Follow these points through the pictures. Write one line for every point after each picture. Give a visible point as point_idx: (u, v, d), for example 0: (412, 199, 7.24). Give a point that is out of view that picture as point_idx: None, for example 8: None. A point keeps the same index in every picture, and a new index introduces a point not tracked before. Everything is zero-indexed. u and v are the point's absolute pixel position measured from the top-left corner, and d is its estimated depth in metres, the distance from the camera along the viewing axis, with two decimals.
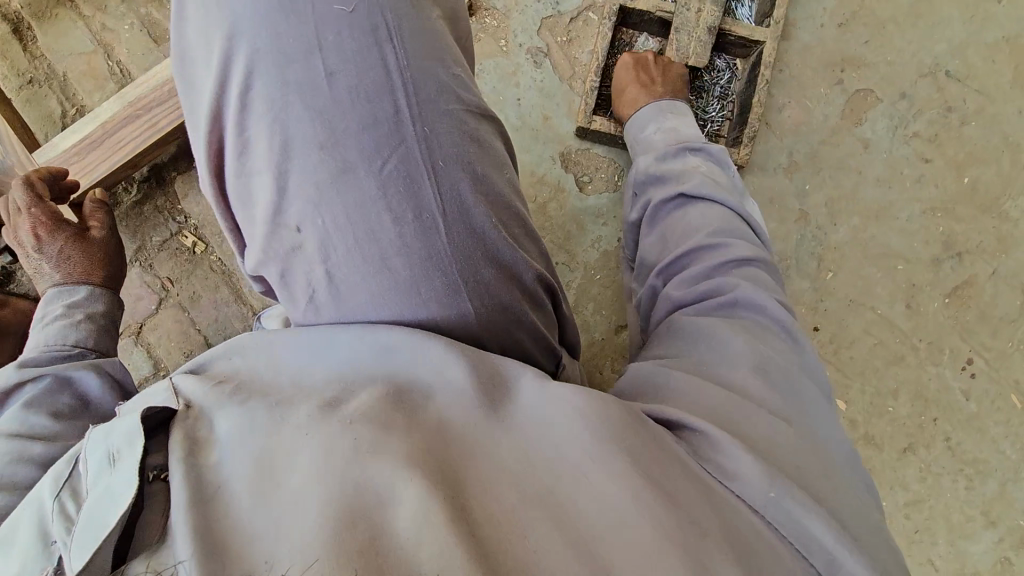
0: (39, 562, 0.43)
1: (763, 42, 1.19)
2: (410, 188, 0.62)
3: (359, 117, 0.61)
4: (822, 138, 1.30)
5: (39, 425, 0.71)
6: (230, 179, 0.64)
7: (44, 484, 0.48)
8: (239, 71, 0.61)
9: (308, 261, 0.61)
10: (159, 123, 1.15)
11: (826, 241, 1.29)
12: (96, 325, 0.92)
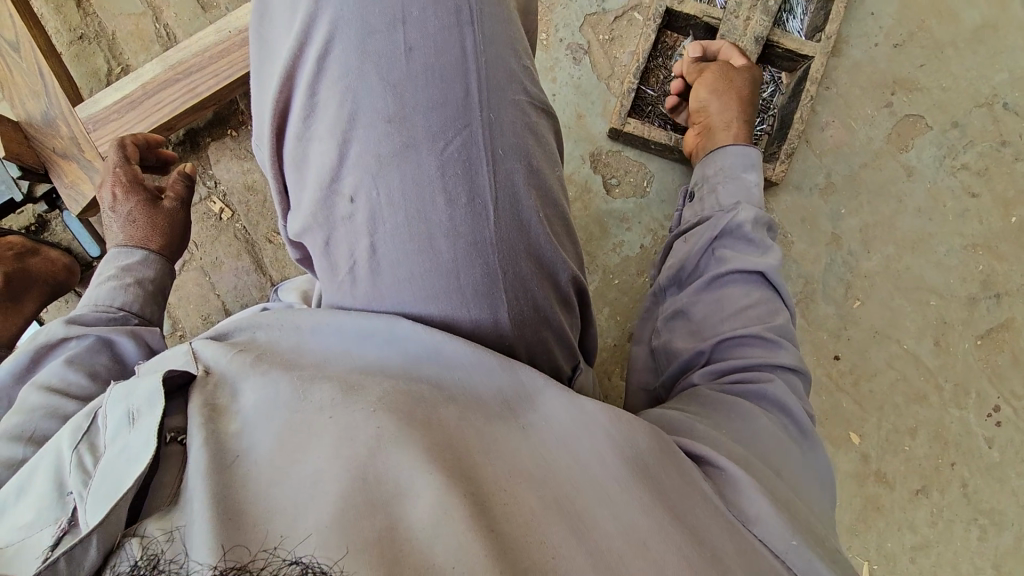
0: (54, 511, 0.43)
1: (812, 57, 1.15)
2: (468, 172, 0.60)
3: (431, 94, 0.59)
4: (864, 162, 1.25)
5: (75, 385, 0.74)
6: (287, 141, 0.63)
7: (62, 439, 0.49)
8: (321, 33, 0.59)
9: (354, 233, 0.59)
10: (198, 87, 1.17)
11: (857, 268, 1.25)
12: (145, 291, 0.92)
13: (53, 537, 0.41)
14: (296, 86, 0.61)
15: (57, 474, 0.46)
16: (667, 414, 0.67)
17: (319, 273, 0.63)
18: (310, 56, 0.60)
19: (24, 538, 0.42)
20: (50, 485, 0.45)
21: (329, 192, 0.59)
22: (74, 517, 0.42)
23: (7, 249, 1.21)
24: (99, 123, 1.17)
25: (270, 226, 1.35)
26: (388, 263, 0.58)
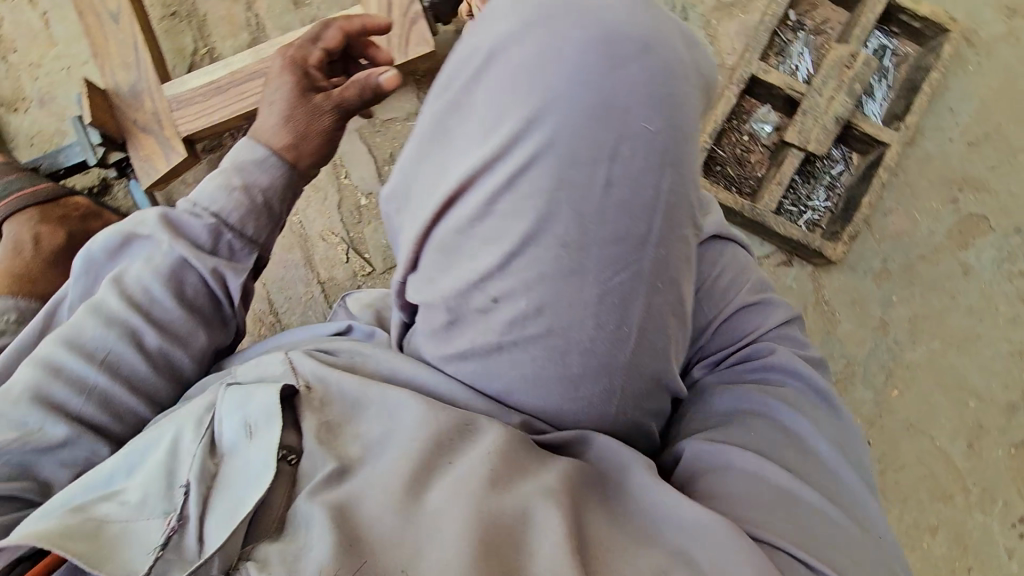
0: (167, 501, 0.58)
1: (888, 144, 1.16)
2: (626, 299, 0.50)
3: (623, 191, 0.47)
4: (922, 253, 1.25)
5: (160, 305, 0.76)
6: (423, 197, 0.54)
7: (182, 428, 0.64)
8: (508, 86, 0.46)
9: (486, 331, 0.54)
10: None
11: (901, 357, 1.24)
12: (247, 201, 0.79)
13: (162, 533, 0.55)
14: (457, 146, 0.50)
15: (172, 465, 0.61)
16: (699, 443, 0.63)
17: (433, 341, 0.61)
18: (486, 113, 0.48)
19: (140, 518, 0.57)
20: (167, 473, 0.60)
21: (467, 280, 0.52)
22: (179, 517, 0.56)
23: (72, 210, 1.23)
24: (183, 103, 1.20)
25: (325, 224, 1.37)
26: (513, 364, 0.55)
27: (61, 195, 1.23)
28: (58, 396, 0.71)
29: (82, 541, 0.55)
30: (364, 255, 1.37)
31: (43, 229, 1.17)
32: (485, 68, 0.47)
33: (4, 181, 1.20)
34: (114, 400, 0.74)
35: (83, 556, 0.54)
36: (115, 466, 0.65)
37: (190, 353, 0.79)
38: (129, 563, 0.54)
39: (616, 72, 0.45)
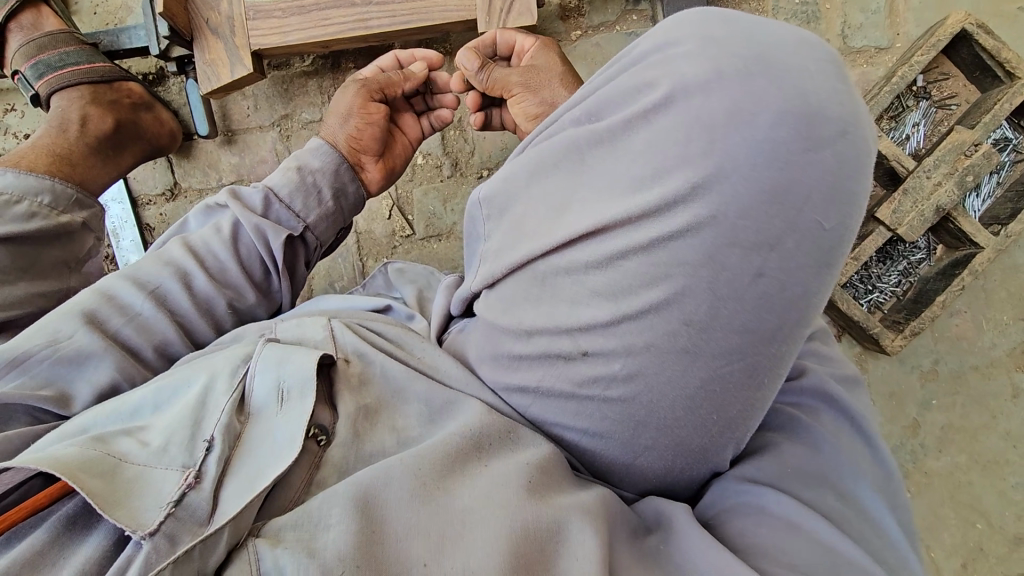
0: (183, 455, 0.58)
1: (982, 248, 1.08)
2: (729, 393, 0.45)
3: (775, 283, 0.39)
4: (975, 365, 1.20)
5: (211, 255, 0.83)
6: (534, 229, 0.48)
7: (215, 378, 0.66)
8: (675, 143, 0.39)
9: (559, 380, 0.51)
10: (368, 20, 1.09)
11: (921, 462, 1.21)
12: (304, 178, 0.89)
13: (177, 489, 0.54)
14: (592, 191, 0.44)
15: (200, 415, 0.62)
16: (737, 480, 0.59)
17: (498, 357, 0.59)
18: (638, 164, 0.41)
19: (158, 469, 0.57)
20: (193, 422, 0.61)
21: (559, 326, 0.47)
22: (198, 475, 0.56)
23: (124, 96, 1.17)
24: (261, 14, 1.11)
25: None
26: (575, 411, 0.53)
27: (114, 79, 1.16)
28: (105, 315, 0.75)
29: (98, 479, 0.54)
30: (407, 216, 1.32)
31: (92, 111, 1.11)
32: (654, 116, 0.40)
33: (55, 53, 1.11)
34: (154, 330, 0.78)
35: (95, 495, 0.52)
36: (139, 403, 0.65)
37: (232, 304, 0.84)
38: (138, 515, 0.52)
39: (807, 157, 0.37)
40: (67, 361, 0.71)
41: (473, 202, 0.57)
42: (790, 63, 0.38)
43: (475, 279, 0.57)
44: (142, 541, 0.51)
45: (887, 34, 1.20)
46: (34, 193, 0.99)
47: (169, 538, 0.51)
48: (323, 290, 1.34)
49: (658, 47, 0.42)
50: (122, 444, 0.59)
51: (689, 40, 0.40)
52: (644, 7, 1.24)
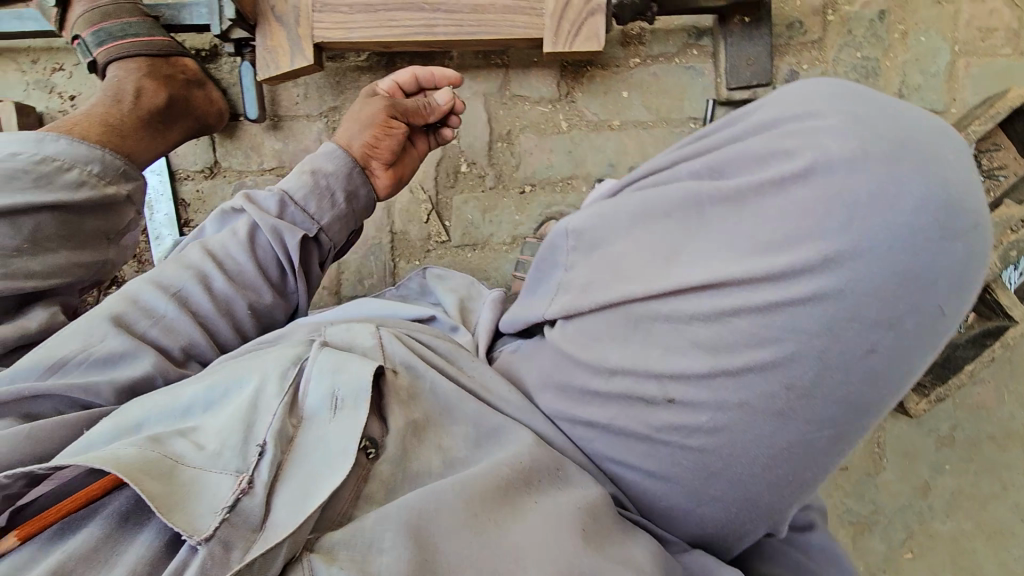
0: (236, 459, 0.58)
1: (1017, 321, 1.07)
2: (807, 459, 0.46)
3: (886, 360, 0.41)
4: (992, 435, 1.20)
5: (229, 258, 0.84)
6: (636, 273, 0.49)
7: (264, 381, 0.65)
8: (813, 215, 0.40)
9: (634, 424, 0.52)
10: (435, 26, 1.09)
11: (927, 524, 1.22)
12: (314, 181, 0.89)
13: (231, 493, 0.55)
14: (708, 245, 0.45)
15: (252, 418, 0.61)
16: None
17: (562, 389, 0.59)
18: (768, 230, 0.42)
19: (212, 472, 0.57)
20: (244, 426, 0.60)
21: (650, 370, 0.49)
22: (252, 481, 0.56)
23: (179, 72, 1.16)
24: (328, 8, 1.11)
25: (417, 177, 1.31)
26: (642, 456, 0.54)
27: (172, 54, 1.16)
28: (135, 318, 0.76)
29: (155, 480, 0.54)
30: (444, 222, 1.31)
31: (147, 85, 1.11)
32: (790, 185, 0.42)
33: (119, 22, 1.10)
34: (179, 329, 0.78)
35: (154, 497, 0.53)
36: (190, 401, 0.65)
37: (252, 307, 0.85)
38: (194, 520, 0.53)
39: (938, 248, 0.39)
40: (101, 362, 0.72)
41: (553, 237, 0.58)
42: (933, 153, 0.40)
43: (548, 310, 0.58)
44: (198, 546, 0.52)
45: (943, 98, 1.21)
46: (85, 161, 0.97)
47: (224, 543, 0.52)
48: (350, 285, 1.33)
49: (784, 120, 0.44)
50: (175, 444, 0.59)
51: (836, 113, 0.42)
52: (705, 42, 1.24)
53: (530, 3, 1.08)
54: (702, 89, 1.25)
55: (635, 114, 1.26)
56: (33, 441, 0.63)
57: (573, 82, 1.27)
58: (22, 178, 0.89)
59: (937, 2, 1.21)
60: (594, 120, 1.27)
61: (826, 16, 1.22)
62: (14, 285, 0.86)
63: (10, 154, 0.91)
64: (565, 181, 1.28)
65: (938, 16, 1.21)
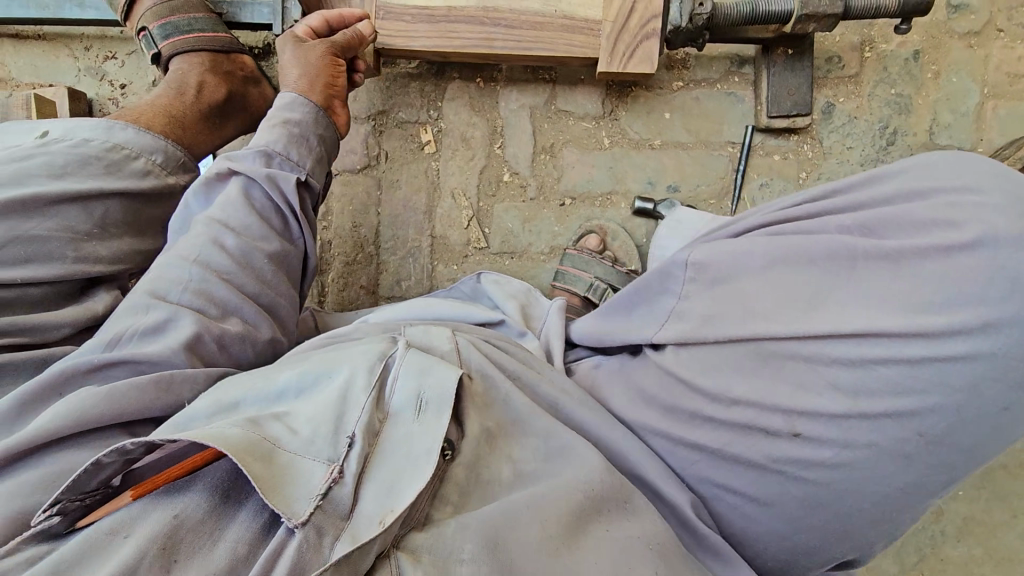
0: (327, 449, 0.61)
1: None
2: (919, 484, 0.61)
3: (1012, 414, 0.58)
4: (1005, 463, 1.25)
5: (232, 214, 0.82)
6: (785, 314, 0.63)
7: (354, 372, 0.67)
8: (979, 285, 0.57)
9: (767, 446, 0.64)
10: (494, 40, 1.13)
11: (938, 547, 1.26)
12: (291, 131, 0.91)
13: (323, 482, 0.58)
14: (869, 299, 0.60)
15: (343, 409, 0.64)
16: None
17: (676, 411, 0.70)
18: (930, 294, 0.58)
19: (307, 459, 0.60)
20: (335, 417, 0.63)
21: (784, 403, 0.62)
22: (342, 470, 0.59)
23: (239, 68, 1.19)
24: (392, 15, 1.14)
25: (459, 183, 1.35)
26: (762, 477, 0.65)
27: (232, 50, 1.18)
28: (167, 290, 0.76)
29: (258, 462, 0.57)
30: (484, 229, 1.34)
31: (209, 79, 1.13)
32: (955, 251, 0.58)
33: (185, 17, 1.13)
34: (211, 293, 0.77)
35: (259, 479, 0.56)
36: (285, 385, 0.68)
37: (269, 254, 0.83)
38: (292, 504, 0.56)
39: None
40: (151, 330, 0.73)
41: (683, 265, 0.71)
42: None
43: (660, 331, 0.72)
44: (295, 529, 0.55)
45: (971, 136, 1.26)
46: (150, 151, 0.98)
47: (319, 530, 0.55)
48: (389, 286, 1.36)
49: (936, 193, 0.63)
50: (273, 428, 0.62)
51: (994, 200, 0.59)
52: (747, 70, 1.29)
53: (588, 24, 1.12)
54: (742, 115, 1.29)
55: (675, 134, 1.30)
56: (122, 407, 0.66)
57: (617, 100, 1.31)
58: (95, 164, 0.91)
59: (969, 45, 1.26)
60: (635, 138, 1.31)
61: (864, 53, 1.27)
62: (82, 270, 0.87)
63: (82, 140, 0.92)
64: (605, 196, 1.32)
65: (970, 59, 1.26)
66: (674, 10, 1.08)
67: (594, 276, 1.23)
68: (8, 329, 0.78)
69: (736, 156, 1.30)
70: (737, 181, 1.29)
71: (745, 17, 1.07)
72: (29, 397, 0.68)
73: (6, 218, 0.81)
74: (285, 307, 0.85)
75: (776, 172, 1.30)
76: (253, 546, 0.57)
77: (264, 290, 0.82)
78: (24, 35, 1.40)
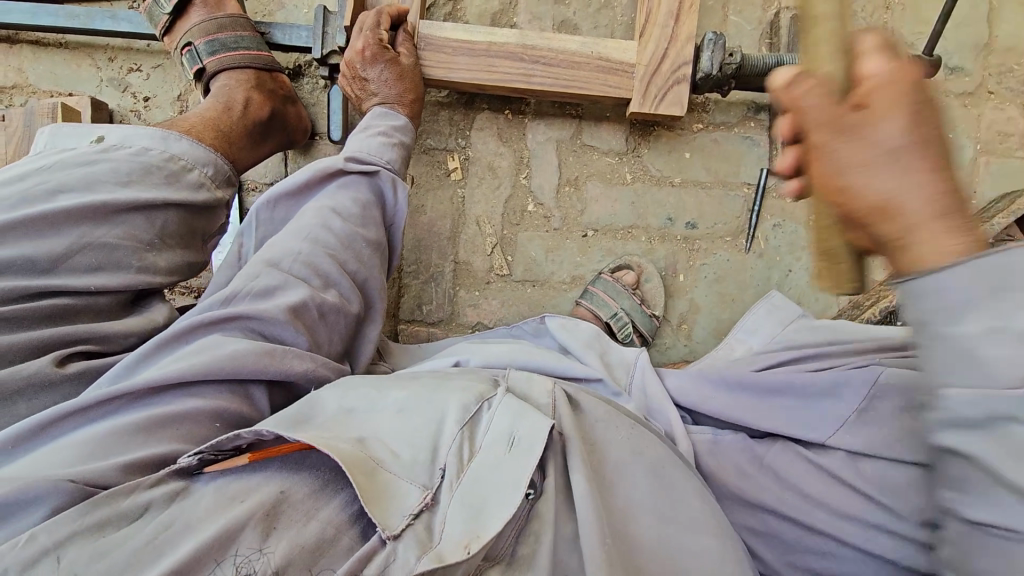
0: (423, 473, 0.64)
1: None
2: None
3: None
4: None
5: (343, 201, 1.00)
6: None
7: (450, 408, 0.70)
8: None
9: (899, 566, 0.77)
10: (532, 76, 1.17)
11: None
12: (403, 151, 1.13)
13: (418, 504, 0.61)
14: None
15: (437, 440, 0.67)
16: None
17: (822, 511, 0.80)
18: None
19: (405, 481, 0.62)
20: (431, 446, 0.66)
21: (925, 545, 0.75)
22: (435, 498, 0.62)
23: (280, 88, 1.20)
24: (433, 46, 1.18)
25: (485, 211, 1.37)
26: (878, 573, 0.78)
27: (273, 69, 1.19)
28: (280, 260, 0.88)
29: (363, 475, 0.61)
30: (507, 257, 1.36)
31: (254, 96, 1.15)
32: None
33: (232, 35, 1.16)
34: (318, 265, 0.90)
35: (362, 489, 0.59)
36: (389, 403, 0.72)
37: (372, 242, 1.00)
38: (388, 517, 0.59)
39: None
40: (263, 293, 0.83)
41: (872, 383, 0.82)
42: None
43: (838, 436, 0.82)
44: (386, 541, 0.57)
45: (966, 189, 1.36)
46: (202, 164, 0.98)
47: (408, 545, 0.57)
48: (410, 309, 1.36)
49: None
50: (377, 447, 0.65)
51: None
52: (762, 116, 1.36)
53: (621, 67, 1.18)
54: (757, 159, 1.36)
55: (694, 173, 1.36)
56: (228, 368, 0.73)
57: (640, 138, 1.36)
58: (155, 174, 0.92)
59: (965, 105, 1.37)
60: (656, 175, 1.36)
61: None
62: (144, 280, 0.88)
63: (142, 148, 0.92)
64: (626, 229, 1.36)
65: (965, 117, 1.36)
66: (704, 59, 1.14)
67: (620, 307, 1.26)
68: (78, 335, 0.81)
69: (751, 197, 1.36)
70: (751, 222, 1.35)
71: (770, 67, 1.14)
72: (155, 344, 0.77)
73: (78, 223, 0.83)
74: (373, 288, 0.99)
75: (787, 214, 1.36)
76: (338, 532, 0.58)
77: (360, 267, 0.96)
78: (45, 42, 1.38)
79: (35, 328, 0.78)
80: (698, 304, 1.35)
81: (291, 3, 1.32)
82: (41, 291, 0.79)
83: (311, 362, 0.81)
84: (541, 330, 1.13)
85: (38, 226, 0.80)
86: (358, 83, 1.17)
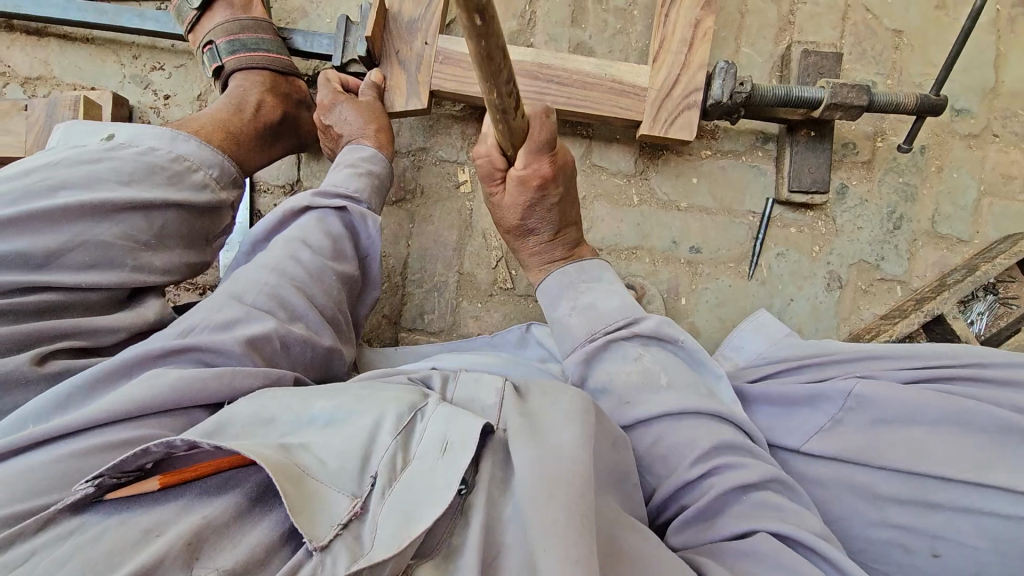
0: (352, 484, 0.62)
1: None
2: None
3: None
4: None
5: (315, 231, 1.01)
6: (939, 456, 0.74)
7: (383, 417, 0.68)
8: None
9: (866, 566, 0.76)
10: (546, 94, 1.20)
11: None
12: (371, 183, 1.13)
13: (346, 513, 0.60)
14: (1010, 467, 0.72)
15: (370, 447, 0.65)
16: None
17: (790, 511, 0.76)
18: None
19: (332, 489, 0.61)
20: (362, 454, 0.64)
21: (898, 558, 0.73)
22: (364, 506, 0.61)
23: (295, 92, 1.23)
24: (450, 61, 1.21)
25: (491, 225, 1.38)
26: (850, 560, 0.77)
27: (290, 73, 1.22)
28: (245, 293, 0.88)
29: (290, 484, 0.59)
30: (511, 270, 1.37)
31: (267, 99, 1.17)
32: None
33: (253, 36, 1.18)
34: (282, 298, 0.89)
35: (290, 499, 0.58)
36: (318, 413, 0.70)
37: (338, 272, 1.00)
38: (316, 527, 0.58)
39: None
40: (221, 326, 0.82)
41: (848, 394, 0.80)
42: None
43: (812, 440, 0.81)
44: (313, 553, 0.57)
45: (969, 229, 1.37)
46: (209, 165, 1.00)
47: (338, 557, 0.57)
48: (411, 317, 1.36)
49: None
50: (304, 455, 0.64)
51: None
52: (770, 146, 1.38)
53: (634, 90, 1.20)
54: (763, 188, 1.38)
55: (700, 199, 1.38)
56: (179, 395, 0.74)
57: (648, 161, 1.38)
58: (159, 175, 0.93)
59: (969, 146, 1.39)
60: (663, 199, 1.38)
61: (876, 142, 1.38)
62: (139, 279, 0.89)
63: (148, 148, 0.94)
64: (629, 250, 1.37)
65: (970, 157, 1.38)
66: (716, 86, 1.15)
67: None
68: (67, 331, 0.81)
69: (755, 225, 1.38)
70: (755, 249, 1.37)
71: (780, 98, 1.15)
72: (94, 378, 0.75)
73: (76, 220, 0.84)
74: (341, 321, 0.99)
75: (790, 243, 1.37)
76: (269, 553, 0.58)
77: (329, 302, 0.96)
78: (73, 36, 1.41)
79: (24, 322, 0.78)
80: (699, 327, 1.35)
81: (315, 11, 1.35)
82: (27, 286, 0.79)
83: (260, 378, 0.79)
84: (524, 338, 1.13)
85: (34, 224, 0.81)
86: (328, 134, 1.21)
